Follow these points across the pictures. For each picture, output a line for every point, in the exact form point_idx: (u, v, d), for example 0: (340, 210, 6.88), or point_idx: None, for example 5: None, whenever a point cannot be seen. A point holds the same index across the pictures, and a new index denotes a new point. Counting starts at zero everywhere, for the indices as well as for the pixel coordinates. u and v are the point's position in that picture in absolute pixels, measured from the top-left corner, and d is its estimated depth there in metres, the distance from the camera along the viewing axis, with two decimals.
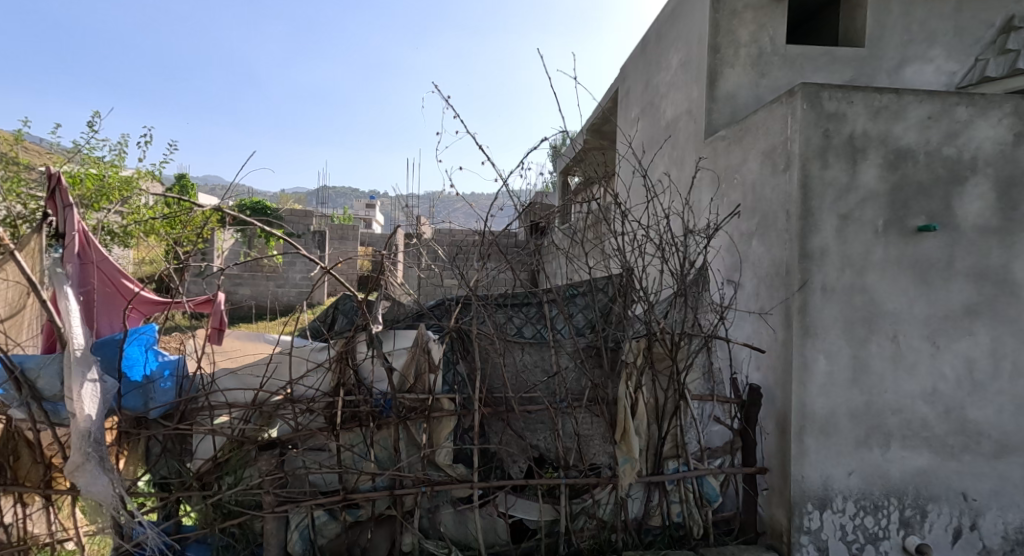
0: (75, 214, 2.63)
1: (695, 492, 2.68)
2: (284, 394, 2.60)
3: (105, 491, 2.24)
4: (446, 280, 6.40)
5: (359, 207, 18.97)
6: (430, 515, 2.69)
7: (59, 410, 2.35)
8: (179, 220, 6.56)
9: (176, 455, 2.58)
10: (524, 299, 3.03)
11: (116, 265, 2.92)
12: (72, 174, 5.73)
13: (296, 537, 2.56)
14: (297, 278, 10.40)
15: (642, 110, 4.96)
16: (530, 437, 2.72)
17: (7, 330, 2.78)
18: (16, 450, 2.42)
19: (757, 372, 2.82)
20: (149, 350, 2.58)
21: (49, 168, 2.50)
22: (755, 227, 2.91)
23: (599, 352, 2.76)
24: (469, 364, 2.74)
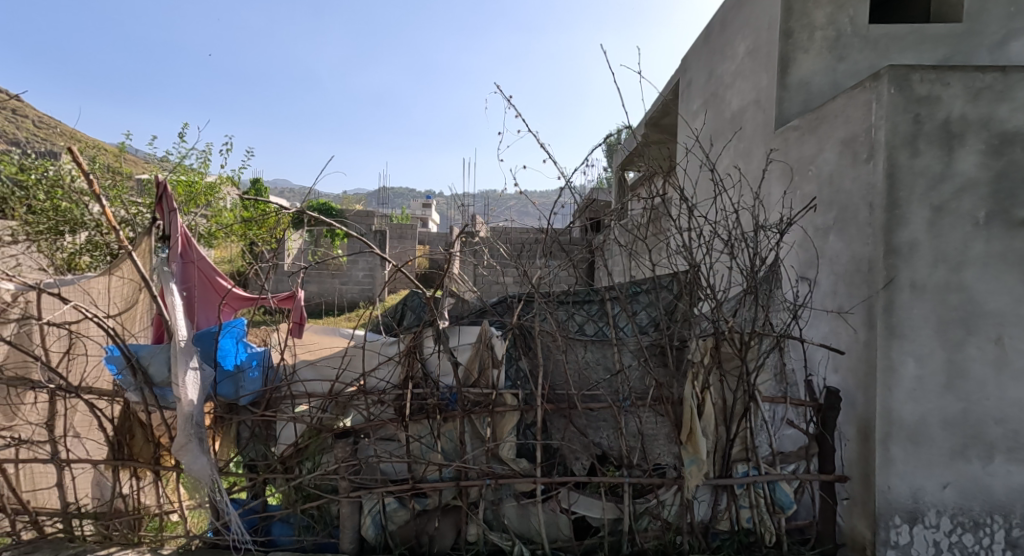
0: (179, 218, 2.96)
1: (767, 498, 2.58)
2: (357, 386, 2.76)
3: (204, 469, 2.48)
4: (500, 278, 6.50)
5: (417, 206, 19.53)
6: (493, 506, 2.74)
7: (167, 394, 2.62)
8: (256, 223, 7.09)
9: (262, 439, 2.79)
10: (585, 298, 3.01)
11: (212, 264, 3.26)
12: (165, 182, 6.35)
13: (369, 521, 2.72)
14: (360, 275, 10.90)
15: (705, 101, 4.80)
16: (592, 435, 2.72)
17: (124, 322, 3.14)
18: (131, 429, 2.71)
19: (834, 374, 2.67)
20: (240, 342, 2.81)
21: (158, 176, 2.83)
22: (832, 221, 2.75)
23: (663, 351, 2.72)
24: (532, 360, 2.79)
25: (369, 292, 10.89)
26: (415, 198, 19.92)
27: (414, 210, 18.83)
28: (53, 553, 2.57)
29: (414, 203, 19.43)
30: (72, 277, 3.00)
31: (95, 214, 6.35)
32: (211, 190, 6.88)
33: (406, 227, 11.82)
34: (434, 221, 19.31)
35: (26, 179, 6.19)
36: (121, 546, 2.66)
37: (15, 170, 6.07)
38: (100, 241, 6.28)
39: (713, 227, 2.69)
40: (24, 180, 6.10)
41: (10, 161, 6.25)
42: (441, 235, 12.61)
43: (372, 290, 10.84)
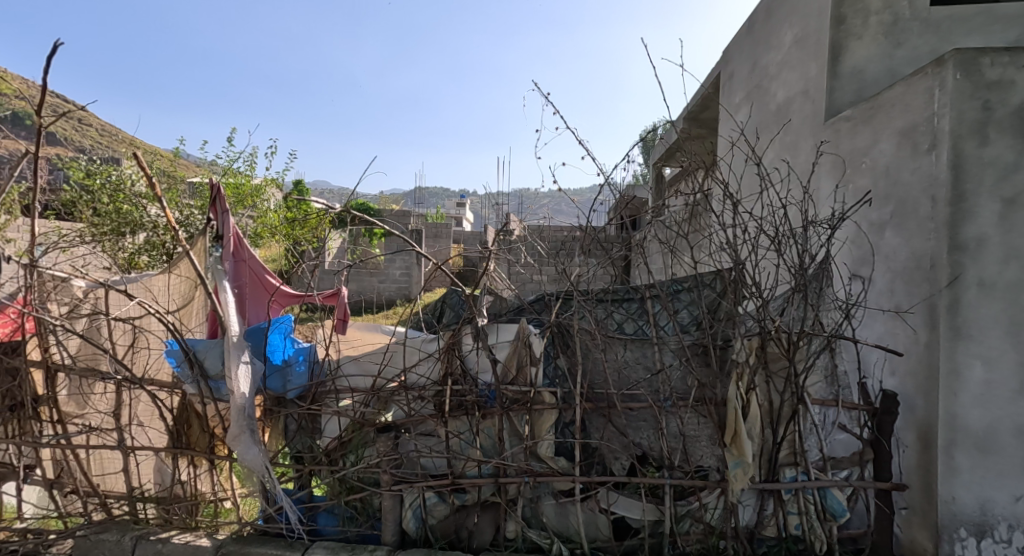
0: (231, 218, 3.10)
1: (818, 505, 2.47)
2: (399, 381, 2.81)
3: (256, 459, 2.58)
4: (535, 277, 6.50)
5: (452, 206, 19.76)
6: (532, 504, 2.75)
7: (221, 387, 2.74)
8: (298, 223, 7.33)
9: (308, 432, 2.88)
10: (625, 295, 2.99)
11: (262, 263, 3.41)
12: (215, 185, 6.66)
13: (410, 515, 2.79)
14: (397, 274, 11.12)
15: (748, 93, 4.64)
16: (632, 435, 2.68)
17: (182, 318, 3.34)
18: (188, 420, 2.86)
19: (891, 377, 2.54)
20: (287, 338, 2.96)
21: (211, 179, 2.97)
22: (889, 216, 2.62)
23: (706, 351, 2.65)
24: (570, 359, 2.77)
25: (406, 291, 11.10)
26: (449, 198, 20.15)
27: (448, 210, 19.08)
28: (120, 534, 2.73)
29: (449, 202, 19.66)
30: (135, 275, 3.19)
31: (152, 217, 6.71)
32: (256, 192, 7.15)
33: (441, 226, 11.99)
34: (469, 220, 19.23)
35: (91, 184, 6.59)
36: (180, 530, 2.81)
37: (82, 175, 6.52)
38: (157, 241, 6.63)
39: (759, 223, 2.60)
40: (90, 185, 6.52)
41: (77, 167, 6.66)
42: (475, 234, 12.72)
43: (408, 288, 11.03)
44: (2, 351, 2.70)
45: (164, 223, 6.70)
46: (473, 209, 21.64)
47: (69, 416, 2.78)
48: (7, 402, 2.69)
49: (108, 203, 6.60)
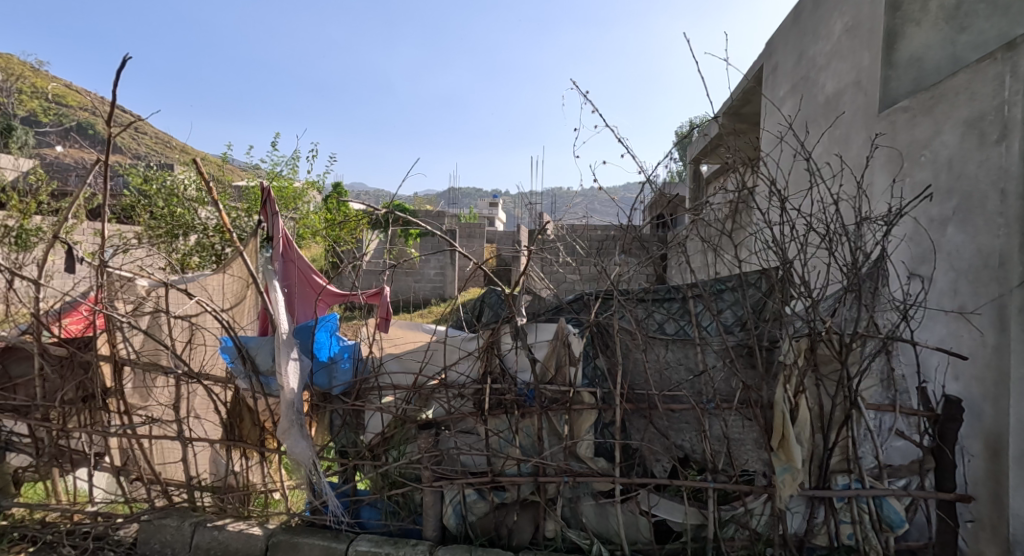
0: (280, 221, 3.24)
1: (873, 514, 2.36)
2: (439, 379, 2.85)
3: (304, 452, 2.67)
4: (568, 278, 6.47)
5: (485, 206, 19.90)
6: (572, 504, 2.74)
7: (271, 383, 2.86)
8: (337, 225, 7.55)
9: (352, 428, 2.95)
10: (666, 295, 2.94)
11: (310, 264, 3.56)
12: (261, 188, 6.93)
13: (450, 511, 2.82)
14: (431, 273, 11.31)
15: (793, 86, 4.49)
16: (674, 437, 2.63)
17: (235, 316, 3.52)
18: (240, 414, 2.99)
19: (954, 382, 2.41)
20: (333, 336, 3.06)
21: (262, 183, 3.13)
22: (952, 211, 2.48)
23: (751, 352, 2.58)
24: (610, 359, 2.75)
25: (440, 290, 11.27)
26: (482, 198, 20.33)
27: (481, 210, 19.24)
28: (180, 520, 2.87)
29: (482, 202, 19.83)
30: (193, 275, 3.36)
31: (203, 219, 7.04)
32: (298, 195, 7.40)
33: (475, 226, 12.11)
34: (502, 220, 19.31)
35: (148, 188, 6.96)
36: (234, 518, 2.93)
37: (139, 181, 6.90)
38: (207, 243, 6.95)
39: (809, 220, 2.50)
40: (147, 190, 6.90)
41: (135, 173, 7.04)
42: (508, 234, 12.80)
43: (443, 288, 11.19)
44: (75, 346, 2.89)
45: (214, 225, 7.01)
46: (506, 209, 21.74)
47: (134, 408, 2.94)
48: (79, 394, 2.88)
49: (163, 207, 6.95)
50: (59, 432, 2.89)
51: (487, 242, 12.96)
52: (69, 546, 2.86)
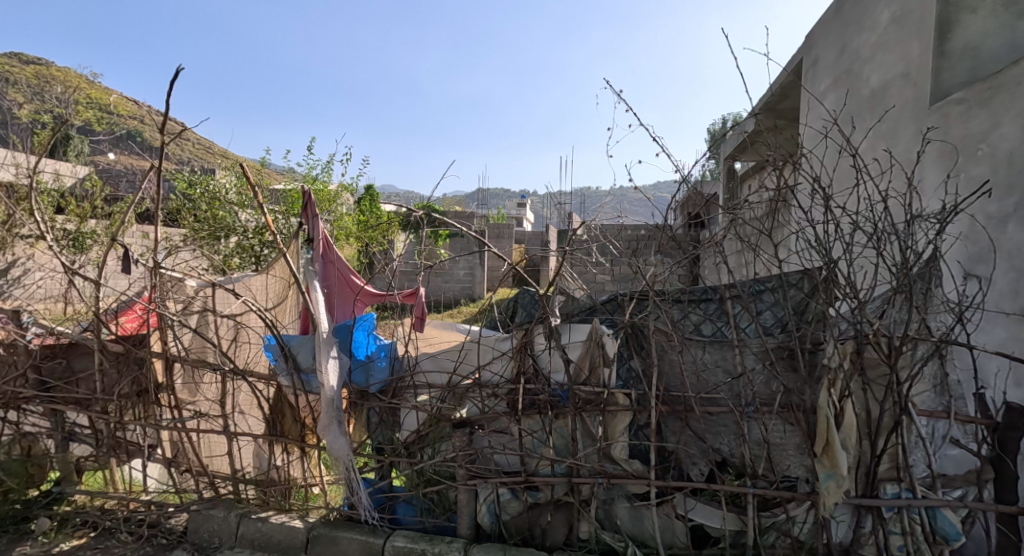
0: (320, 223, 3.34)
1: (925, 526, 2.25)
2: (473, 378, 2.89)
3: (343, 449, 2.74)
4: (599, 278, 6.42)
5: (514, 206, 19.98)
6: (606, 506, 2.72)
7: (311, 380, 2.94)
8: (371, 226, 7.72)
9: (389, 425, 3.00)
10: (703, 296, 2.86)
11: (349, 265, 3.66)
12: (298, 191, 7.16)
13: (484, 509, 2.83)
14: (461, 274, 11.42)
15: (835, 79, 4.32)
16: (711, 440, 2.58)
17: (278, 316, 3.67)
18: (283, 410, 3.10)
19: (1016, 388, 2.30)
20: (370, 335, 3.15)
21: (302, 186, 3.24)
22: (1012, 208, 2.38)
23: (793, 354, 2.50)
24: (645, 360, 2.71)
25: (469, 290, 11.38)
26: (511, 198, 20.42)
27: (510, 211, 19.31)
28: (226, 511, 2.99)
29: (511, 202, 19.91)
30: (238, 276, 3.50)
31: (243, 222, 7.30)
32: (333, 197, 7.60)
33: (504, 226, 12.18)
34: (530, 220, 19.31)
35: (193, 192, 7.26)
36: (276, 511, 3.03)
37: (185, 186, 7.22)
38: (247, 244, 7.20)
39: (854, 219, 2.40)
40: (192, 194, 7.21)
41: (181, 177, 7.36)
42: (537, 234, 12.81)
43: (472, 288, 11.31)
44: (131, 343, 3.04)
45: (253, 227, 7.27)
46: (535, 208, 21.75)
47: (184, 402, 3.08)
48: (134, 388, 3.02)
49: (206, 210, 7.25)
50: (116, 424, 3.05)
51: (516, 242, 13.01)
52: (125, 532, 3.01)
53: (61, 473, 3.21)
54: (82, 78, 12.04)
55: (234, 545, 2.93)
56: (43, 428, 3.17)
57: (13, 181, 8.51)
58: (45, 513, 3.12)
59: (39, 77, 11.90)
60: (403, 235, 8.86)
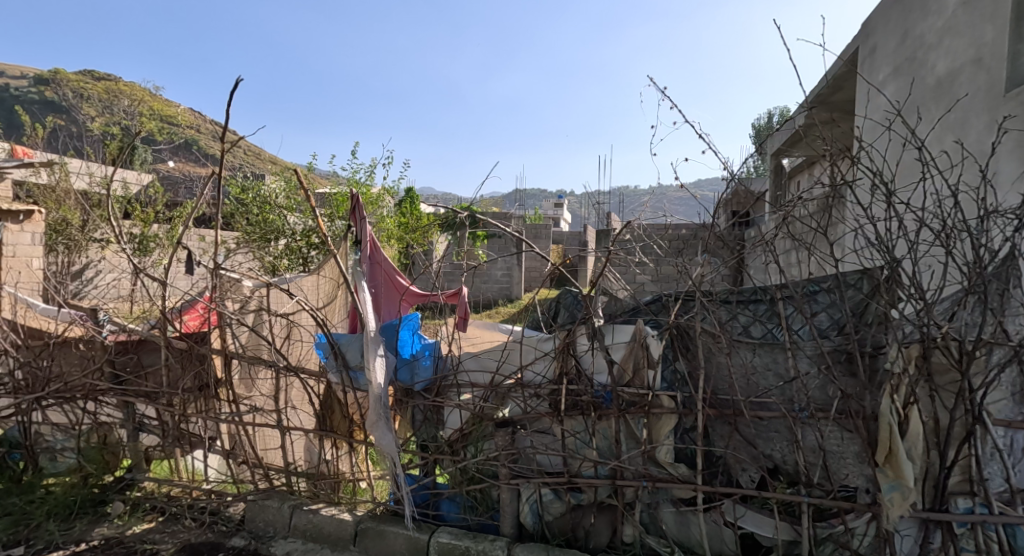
0: (367, 226, 3.45)
1: (1001, 544, 2.10)
2: (516, 378, 2.89)
3: (390, 445, 2.80)
4: None
5: (550, 206, 20.00)
6: (651, 510, 2.67)
7: (358, 378, 3.03)
8: (411, 227, 7.89)
9: (433, 423, 3.05)
10: (753, 297, 2.77)
11: (394, 266, 3.76)
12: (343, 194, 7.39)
13: (527, 509, 2.83)
14: (499, 274, 11.53)
15: (896, 69, 4.09)
16: (762, 446, 2.48)
17: (328, 314, 3.85)
18: (332, 406, 3.20)
19: None
20: (416, 334, 3.23)
21: (351, 191, 3.36)
22: None
23: (851, 358, 2.38)
24: (691, 362, 2.64)
25: (507, 291, 11.46)
26: (547, 199, 20.51)
27: (547, 211, 19.35)
28: (280, 502, 3.11)
29: (548, 202, 19.96)
30: (292, 276, 3.69)
31: (291, 225, 7.62)
32: (376, 200, 7.81)
33: (541, 227, 12.22)
34: (566, 220, 19.29)
35: (245, 197, 7.61)
36: (326, 504, 3.13)
37: (239, 191, 7.58)
38: (295, 246, 7.49)
39: (920, 216, 2.25)
40: (245, 199, 7.55)
41: (234, 183, 7.73)
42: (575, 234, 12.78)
43: (509, 288, 11.39)
44: (193, 340, 3.21)
45: (301, 230, 7.59)
46: (573, 208, 21.70)
47: (241, 397, 3.23)
48: (196, 383, 3.18)
49: (257, 213, 7.61)
50: (180, 416, 3.23)
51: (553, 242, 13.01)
52: (190, 518, 3.19)
53: (132, 461, 3.43)
54: (147, 93, 12.86)
55: (288, 535, 3.06)
56: (116, 418, 3.39)
57: (87, 189, 9.19)
58: (119, 497, 3.33)
59: (109, 92, 12.78)
60: (442, 236, 8.96)
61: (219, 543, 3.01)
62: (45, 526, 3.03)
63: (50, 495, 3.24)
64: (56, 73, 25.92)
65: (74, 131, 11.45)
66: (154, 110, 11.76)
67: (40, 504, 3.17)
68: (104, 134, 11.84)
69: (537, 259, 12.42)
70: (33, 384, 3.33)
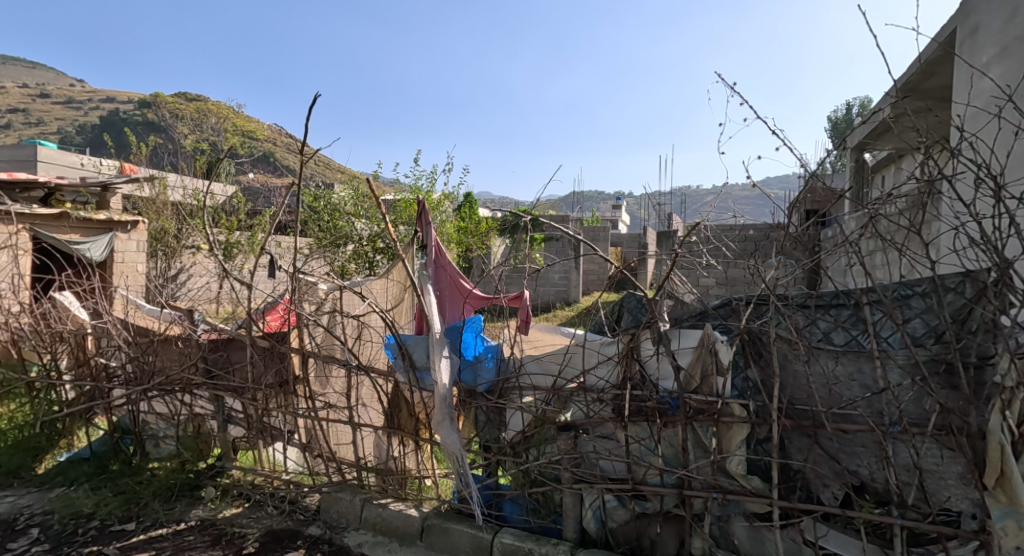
0: (433, 230, 3.58)
1: None
2: (578, 382, 2.88)
3: (455, 444, 2.86)
4: None
5: (609, 209, 19.80)
6: (721, 523, 2.56)
7: (423, 379, 3.12)
8: (471, 231, 8.07)
9: (496, 425, 3.09)
10: (834, 301, 2.56)
11: (458, 270, 3.85)
12: (408, 201, 7.69)
13: (590, 515, 2.83)
14: (557, 278, 11.53)
15: (1002, 50, 3.72)
16: (846, 462, 2.32)
17: (395, 317, 4.00)
18: (399, 405, 3.31)
19: None
20: (478, 337, 3.29)
21: (418, 197, 3.50)
22: None
23: (952, 369, 2.17)
24: (764, 370, 2.51)
25: (565, 295, 11.44)
26: (606, 201, 20.31)
27: (605, 214, 19.18)
28: (352, 495, 3.26)
29: (606, 204, 19.77)
30: (363, 279, 3.88)
31: (359, 231, 7.99)
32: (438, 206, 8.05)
33: (601, 230, 12.10)
34: (624, 222, 19.01)
35: (317, 205, 8.05)
36: (394, 499, 3.25)
37: (312, 199, 8.05)
38: (362, 251, 7.86)
39: None
40: (318, 207, 8.00)
41: (308, 191, 8.19)
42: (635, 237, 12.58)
43: (568, 292, 11.36)
44: (274, 340, 3.43)
45: (368, 236, 7.94)
46: (632, 211, 21.36)
47: (317, 394, 3.42)
48: (277, 380, 3.40)
49: (328, 221, 8.08)
50: (262, 410, 3.46)
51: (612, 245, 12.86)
52: (272, 506, 3.42)
53: (222, 450, 3.71)
54: (232, 111, 13.94)
55: (359, 527, 3.20)
56: (208, 410, 3.69)
57: (181, 200, 10.09)
58: (211, 482, 3.62)
59: (199, 111, 13.96)
60: (501, 240, 9.05)
61: (297, 531, 3.20)
62: (151, 506, 3.36)
63: (155, 478, 3.59)
64: (155, 96, 28.55)
65: (170, 148, 12.59)
66: (236, 126, 12.68)
67: (147, 485, 3.55)
68: (195, 149, 12.97)
69: (596, 262, 12.30)
70: (141, 377, 3.69)
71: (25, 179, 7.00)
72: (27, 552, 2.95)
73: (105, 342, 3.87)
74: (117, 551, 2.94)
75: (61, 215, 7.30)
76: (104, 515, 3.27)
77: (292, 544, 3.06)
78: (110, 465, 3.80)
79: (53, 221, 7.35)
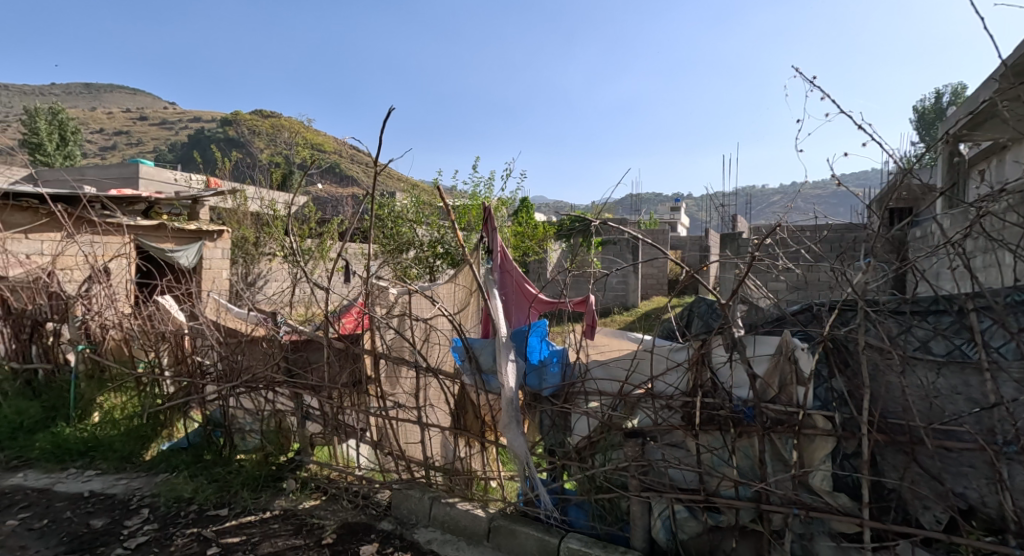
0: (498, 235, 3.66)
1: None
2: (646, 388, 2.81)
3: (521, 446, 2.88)
4: None
5: (666, 212, 19.33)
6: (804, 541, 2.42)
7: (490, 381, 3.17)
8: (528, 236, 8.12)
9: (561, 429, 3.08)
10: (935, 307, 2.38)
11: (522, 273, 3.91)
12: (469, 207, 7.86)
13: (659, 525, 2.74)
14: (615, 283, 11.37)
15: None
16: (951, 482, 2.11)
17: (461, 320, 4.11)
18: (465, 407, 3.38)
19: None
20: (544, 341, 3.30)
21: (485, 203, 3.57)
22: None
23: None
24: (851, 380, 2.35)
25: (623, 300, 11.26)
26: (664, 204, 19.84)
27: (663, 216, 18.72)
28: (421, 493, 3.36)
29: (663, 207, 19.34)
30: (430, 283, 4.00)
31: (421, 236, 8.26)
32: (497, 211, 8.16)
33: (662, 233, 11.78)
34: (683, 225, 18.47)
35: (382, 213, 8.35)
36: (461, 498, 3.31)
37: (378, 207, 8.39)
38: (424, 257, 8.12)
39: None
40: (382, 215, 8.33)
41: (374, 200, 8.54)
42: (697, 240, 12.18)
43: (627, 297, 11.17)
44: (348, 341, 3.59)
45: (429, 241, 8.23)
46: (691, 213, 20.75)
47: (387, 394, 3.55)
48: (351, 379, 3.56)
49: (392, 227, 8.37)
50: (338, 407, 3.64)
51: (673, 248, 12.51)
52: (347, 499, 3.58)
53: (300, 445, 3.92)
54: (303, 125, 14.79)
55: (428, 524, 3.28)
56: (288, 407, 3.91)
57: (260, 210, 10.79)
58: (292, 475, 3.84)
59: (274, 127, 14.92)
60: (559, 245, 9.03)
61: (371, 525, 3.34)
62: (241, 494, 3.61)
63: (243, 469, 3.86)
64: (234, 112, 30.51)
65: (248, 161, 13.44)
66: (308, 139, 13.45)
67: (236, 474, 3.82)
68: (271, 162, 13.84)
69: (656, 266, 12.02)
70: (230, 374, 3.97)
71: (131, 194, 7.76)
72: (138, 530, 3.25)
73: (199, 342, 4.19)
74: (214, 534, 3.18)
75: (161, 226, 8.04)
76: (202, 500, 3.55)
77: (366, 538, 3.19)
78: (205, 455, 4.12)
79: (155, 231, 8.11)
